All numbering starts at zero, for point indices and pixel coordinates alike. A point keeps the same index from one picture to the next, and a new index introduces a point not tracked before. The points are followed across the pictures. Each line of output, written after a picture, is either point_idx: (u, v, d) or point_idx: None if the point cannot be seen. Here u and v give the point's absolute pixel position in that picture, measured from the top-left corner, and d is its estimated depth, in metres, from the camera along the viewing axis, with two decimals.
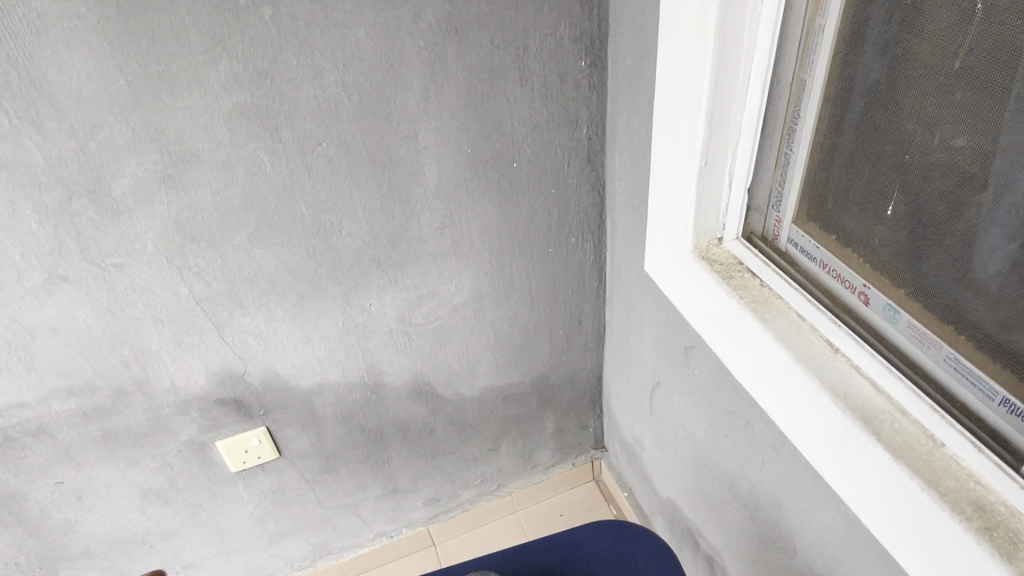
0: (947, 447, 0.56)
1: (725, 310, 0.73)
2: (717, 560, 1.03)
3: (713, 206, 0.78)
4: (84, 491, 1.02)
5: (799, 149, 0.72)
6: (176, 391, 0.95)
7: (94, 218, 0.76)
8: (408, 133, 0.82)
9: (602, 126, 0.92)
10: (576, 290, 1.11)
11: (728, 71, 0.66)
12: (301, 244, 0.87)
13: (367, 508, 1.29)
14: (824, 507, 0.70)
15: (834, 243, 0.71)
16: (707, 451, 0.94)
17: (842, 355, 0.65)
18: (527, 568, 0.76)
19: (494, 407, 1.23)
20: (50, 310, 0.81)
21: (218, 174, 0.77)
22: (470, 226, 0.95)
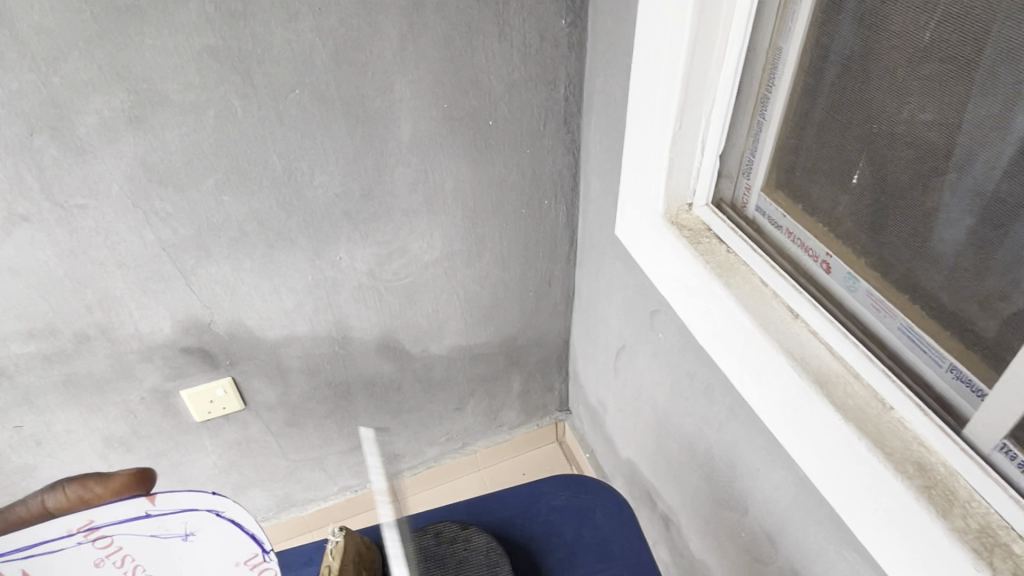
0: (894, 410, 0.59)
1: (692, 275, 0.74)
2: (672, 519, 1.06)
3: (685, 171, 0.78)
4: (43, 435, 1.01)
5: (771, 117, 0.73)
6: (140, 337, 0.94)
7: (56, 156, 0.74)
8: (384, 85, 0.81)
9: (580, 88, 0.92)
10: (547, 252, 1.11)
11: (706, 35, 0.67)
12: (271, 193, 0.86)
13: (332, 461, 1.30)
14: (776, 467, 0.73)
15: (800, 212, 0.72)
16: (667, 413, 0.96)
17: (801, 321, 0.67)
18: (487, 519, 0.78)
19: (462, 366, 1.24)
20: (9, 249, 0.79)
21: (187, 116, 0.76)
22: (443, 183, 0.95)
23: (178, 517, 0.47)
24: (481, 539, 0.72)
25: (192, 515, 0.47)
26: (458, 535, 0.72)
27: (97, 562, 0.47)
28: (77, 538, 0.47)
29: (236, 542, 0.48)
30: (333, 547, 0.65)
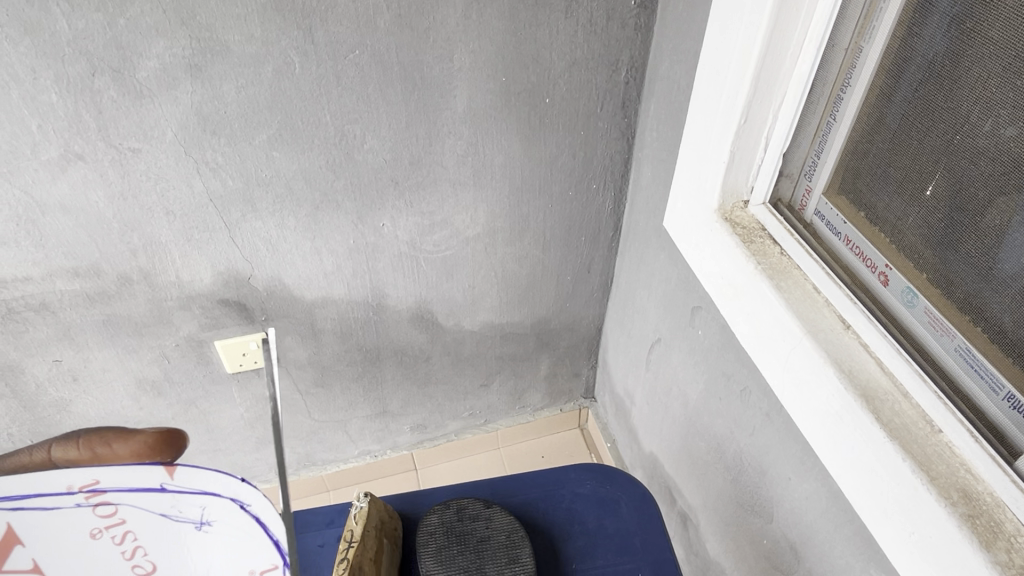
0: (943, 434, 0.56)
1: (740, 274, 0.72)
2: (691, 517, 1.06)
3: (745, 167, 0.76)
4: (80, 372, 1.03)
5: (844, 118, 0.70)
6: (181, 285, 0.95)
7: (115, 98, 0.74)
8: (444, 53, 0.80)
9: (642, 72, 0.89)
10: (590, 237, 1.10)
11: (784, 27, 0.64)
12: (321, 153, 0.85)
13: (355, 425, 1.31)
14: (809, 479, 0.71)
15: (861, 220, 0.70)
16: (698, 411, 0.95)
17: (853, 332, 0.65)
18: (509, 499, 0.78)
19: (491, 344, 1.24)
20: (62, 187, 0.80)
21: (245, 69, 0.75)
22: (493, 157, 0.93)
23: (196, 500, 0.46)
24: (503, 519, 0.72)
25: (212, 500, 0.46)
26: (482, 512, 0.72)
27: (95, 532, 0.45)
28: (79, 499, 0.45)
29: (255, 537, 0.45)
30: (356, 512, 0.65)
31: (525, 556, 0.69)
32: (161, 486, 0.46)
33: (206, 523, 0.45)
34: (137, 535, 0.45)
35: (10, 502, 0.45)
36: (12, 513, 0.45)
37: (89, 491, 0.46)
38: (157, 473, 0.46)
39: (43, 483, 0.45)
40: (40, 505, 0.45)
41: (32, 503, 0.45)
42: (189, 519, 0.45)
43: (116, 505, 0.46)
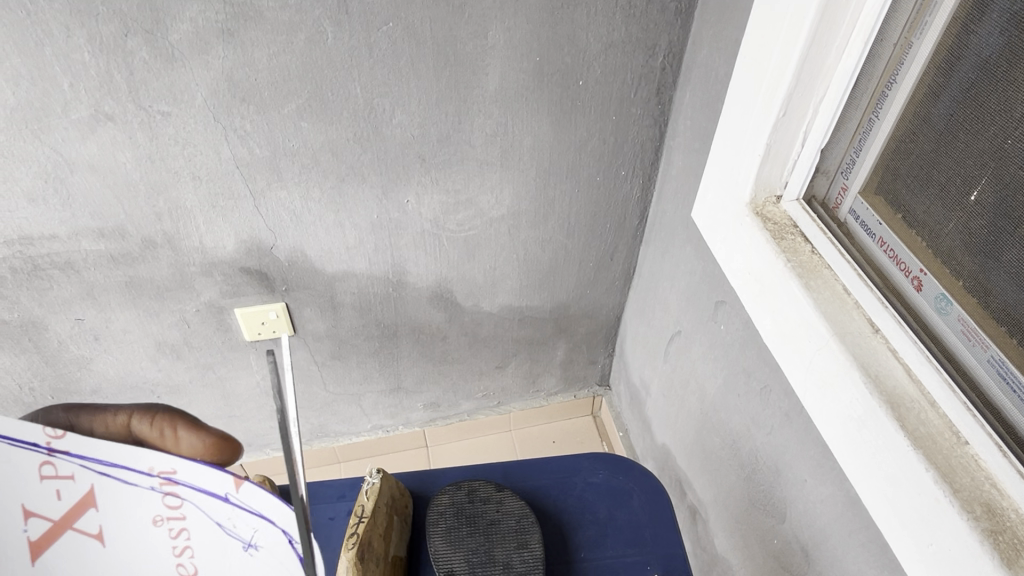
0: (970, 445, 0.55)
1: (769, 271, 0.71)
2: (701, 512, 1.05)
3: (780, 161, 0.74)
4: (101, 331, 1.04)
5: (886, 116, 0.68)
6: (204, 251, 0.95)
7: (146, 60, 0.74)
8: (478, 29, 0.79)
9: (679, 58, 0.87)
10: (615, 225, 1.08)
11: (832, 19, 0.62)
12: (350, 126, 0.85)
13: (369, 400, 1.32)
14: (825, 482, 0.70)
15: (898, 223, 0.68)
16: (715, 406, 0.94)
17: (881, 336, 0.63)
18: (521, 484, 0.78)
19: (509, 326, 1.23)
20: (91, 146, 0.80)
21: (278, 36, 0.74)
22: (522, 139, 0.92)
23: (250, 519, 0.40)
24: (514, 504, 0.72)
25: (264, 525, 0.40)
26: (493, 496, 0.72)
27: (156, 519, 0.40)
28: (152, 483, 0.40)
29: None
30: (368, 488, 0.65)
31: (534, 542, 0.69)
32: (224, 496, 0.40)
33: (252, 549, 0.40)
34: (191, 535, 0.40)
35: (93, 464, 0.40)
36: (95, 475, 0.40)
37: (165, 478, 0.40)
38: (223, 482, 0.41)
39: (135, 455, 0.41)
40: (121, 477, 0.40)
41: (116, 472, 0.40)
42: (237, 537, 0.40)
43: (183, 500, 0.40)
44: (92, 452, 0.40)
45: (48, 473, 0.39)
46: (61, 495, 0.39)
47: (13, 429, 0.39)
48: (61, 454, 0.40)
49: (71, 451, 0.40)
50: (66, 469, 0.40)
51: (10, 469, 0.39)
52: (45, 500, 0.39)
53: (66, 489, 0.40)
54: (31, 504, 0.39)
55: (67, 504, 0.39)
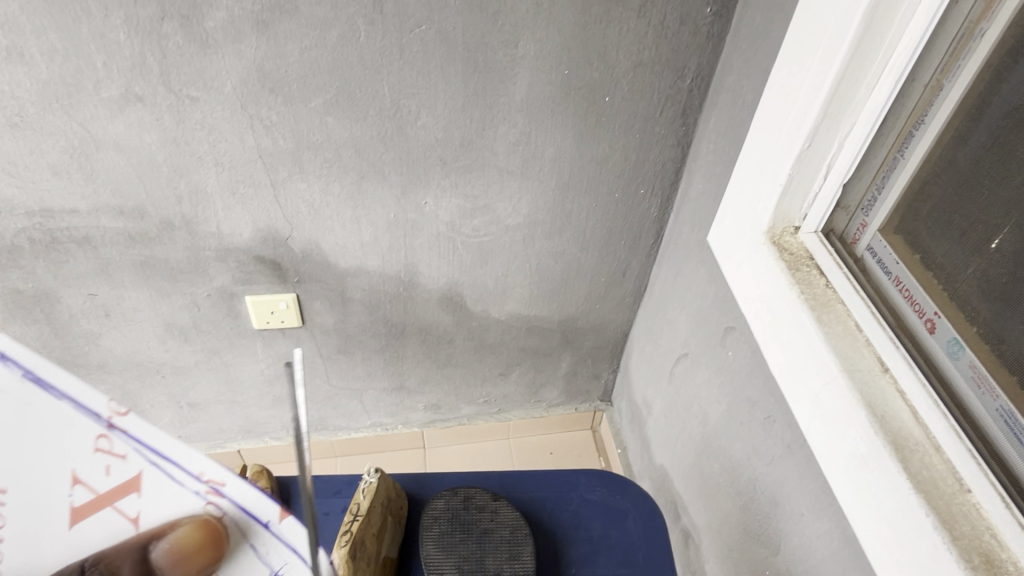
0: (972, 494, 0.54)
1: (782, 301, 0.71)
2: (694, 535, 1.05)
3: (801, 193, 0.74)
4: (112, 308, 1.05)
5: (912, 156, 0.68)
6: (220, 236, 0.96)
7: (180, 45, 0.74)
8: (510, 39, 0.79)
9: (707, 81, 0.87)
10: (630, 241, 1.08)
11: (864, 54, 0.62)
12: (374, 124, 0.85)
13: (371, 397, 1.32)
14: (823, 517, 0.69)
15: (916, 264, 0.68)
16: (717, 432, 0.93)
17: (890, 376, 0.62)
18: (517, 495, 0.78)
19: (516, 334, 1.23)
20: (119, 125, 0.81)
21: (311, 31, 0.75)
22: (544, 149, 0.92)
23: (285, 552, 0.37)
24: (509, 514, 0.72)
25: (297, 561, 0.37)
26: (488, 505, 0.72)
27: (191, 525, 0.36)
28: (198, 489, 0.36)
29: None
30: (365, 487, 0.65)
31: (526, 554, 0.69)
32: (265, 522, 0.37)
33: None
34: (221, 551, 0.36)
35: (148, 451, 0.35)
36: (148, 463, 0.35)
37: (213, 489, 0.36)
38: (267, 509, 0.37)
39: (186, 455, 0.35)
40: (172, 472, 0.35)
41: (170, 466, 0.35)
42: (265, 565, 0.37)
43: (224, 514, 0.36)
44: (151, 437, 0.35)
45: (101, 447, 0.34)
46: (109, 472, 0.34)
47: (78, 391, 0.33)
48: (118, 431, 0.34)
49: (130, 431, 0.34)
50: (121, 447, 0.34)
51: (65, 432, 0.33)
52: (94, 471, 0.34)
53: (116, 466, 0.34)
54: (82, 469, 0.34)
55: (114, 482, 0.34)
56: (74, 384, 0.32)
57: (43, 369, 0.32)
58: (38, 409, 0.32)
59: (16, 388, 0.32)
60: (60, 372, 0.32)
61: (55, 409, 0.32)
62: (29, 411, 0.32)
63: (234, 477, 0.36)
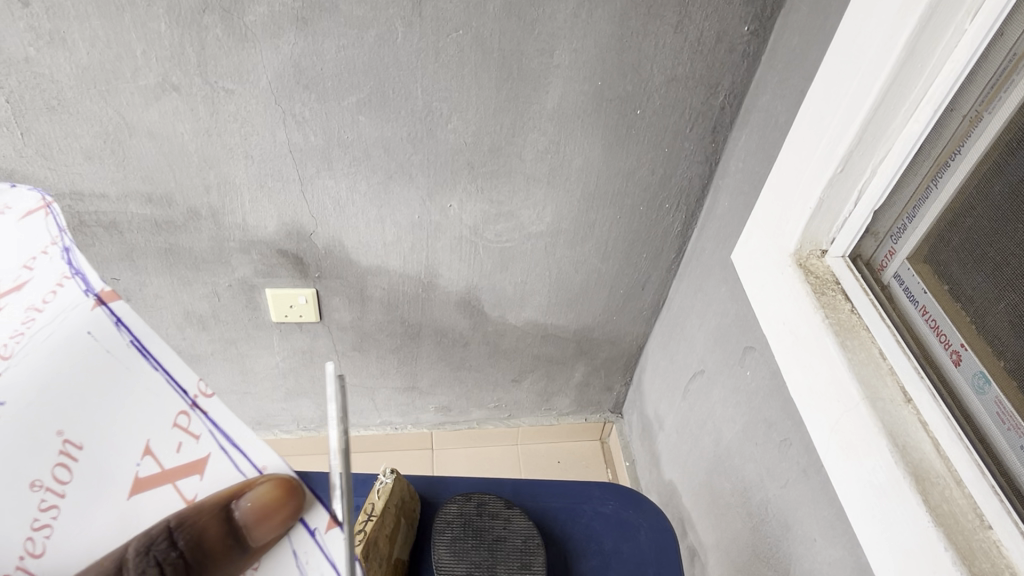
0: (993, 531, 0.53)
1: (806, 325, 0.70)
2: (700, 553, 1.04)
3: (830, 217, 0.74)
4: (133, 293, 1.06)
5: (945, 187, 0.67)
6: (245, 228, 0.97)
7: (220, 37, 0.75)
8: (545, 48, 0.79)
9: (739, 100, 0.87)
10: (651, 255, 1.08)
11: (904, 83, 0.62)
12: (405, 125, 0.86)
13: (382, 395, 1.32)
14: (836, 544, 0.69)
15: (944, 295, 0.67)
16: (730, 451, 0.93)
17: (912, 407, 0.62)
18: (529, 503, 0.78)
19: (531, 341, 1.23)
20: (153, 114, 0.82)
21: (349, 30, 0.75)
22: (572, 159, 0.92)
23: (325, 568, 0.33)
24: (522, 523, 0.71)
25: None
26: (501, 512, 0.72)
27: None
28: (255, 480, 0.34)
29: None
30: (380, 487, 0.65)
31: (537, 564, 0.69)
32: (311, 530, 0.33)
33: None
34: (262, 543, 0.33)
35: (221, 435, 0.34)
36: (218, 448, 0.34)
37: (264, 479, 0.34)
38: (316, 515, 0.33)
39: (253, 442, 0.34)
40: (237, 460, 0.34)
41: (237, 453, 0.34)
42: None
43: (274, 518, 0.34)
44: (226, 422, 0.34)
45: (179, 423, 0.33)
46: (180, 449, 0.33)
47: (170, 363, 0.34)
48: (199, 411, 0.33)
49: (209, 413, 0.33)
50: (197, 427, 0.33)
51: (152, 401, 0.34)
52: (165, 446, 0.33)
53: (186, 445, 0.33)
54: (155, 442, 0.33)
55: (181, 460, 0.33)
56: (173, 356, 0.34)
57: (148, 336, 0.34)
58: (135, 375, 0.34)
59: (118, 350, 0.34)
60: (163, 345, 0.34)
61: (149, 376, 0.34)
62: (122, 374, 0.34)
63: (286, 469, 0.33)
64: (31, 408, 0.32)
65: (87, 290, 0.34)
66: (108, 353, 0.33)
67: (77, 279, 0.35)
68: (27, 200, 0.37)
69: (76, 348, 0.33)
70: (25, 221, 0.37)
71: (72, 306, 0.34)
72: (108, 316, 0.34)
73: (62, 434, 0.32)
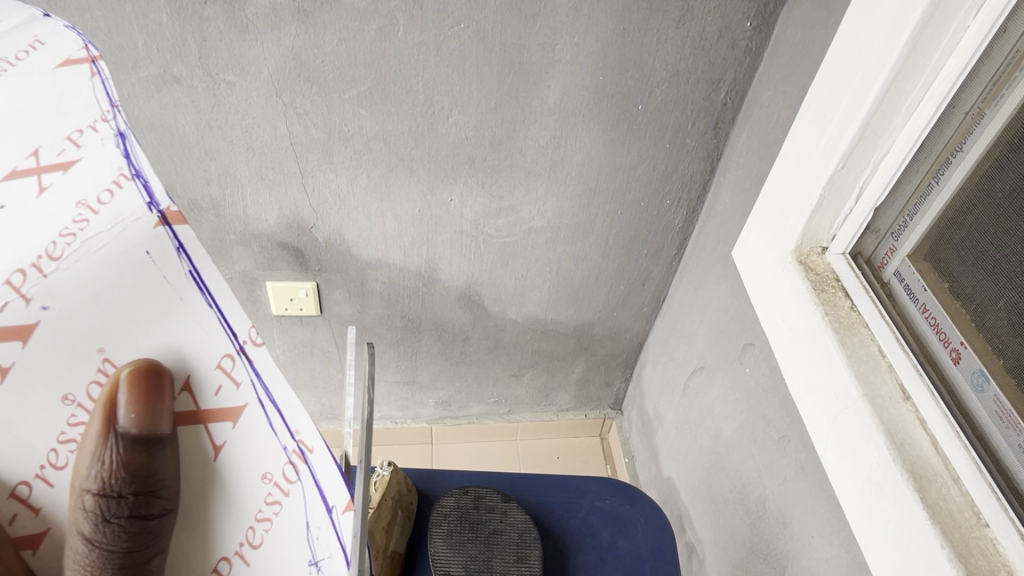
0: (990, 529, 0.53)
1: (806, 322, 0.70)
2: (698, 549, 1.04)
3: (831, 214, 0.74)
4: None
5: (946, 184, 0.67)
6: (246, 221, 0.97)
7: (221, 29, 0.75)
8: (547, 42, 0.79)
9: (741, 95, 0.87)
10: (653, 251, 1.08)
11: (905, 78, 0.61)
12: (406, 119, 0.86)
13: (382, 389, 1.33)
14: (831, 541, 0.69)
15: (944, 293, 0.67)
16: (728, 448, 0.93)
17: (911, 404, 0.62)
18: (526, 498, 0.78)
19: (531, 337, 1.23)
20: (155, 105, 0.82)
21: (351, 23, 0.75)
22: (573, 154, 0.92)
23: (333, 545, 0.36)
24: (518, 516, 0.72)
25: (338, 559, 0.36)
26: (498, 506, 0.72)
27: (266, 476, 0.37)
28: (287, 445, 0.36)
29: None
30: (377, 480, 0.65)
31: (533, 558, 0.69)
32: (329, 507, 0.36)
33: (316, 569, 0.37)
34: (280, 513, 0.37)
35: (262, 388, 0.36)
36: (256, 400, 0.36)
37: (299, 451, 0.36)
38: (337, 495, 0.36)
39: (292, 409, 0.36)
40: (271, 416, 0.36)
41: (273, 411, 0.36)
42: (311, 549, 0.36)
43: (298, 480, 0.36)
44: (267, 376, 0.36)
45: (223, 365, 0.36)
46: (219, 392, 0.36)
47: (226, 307, 0.35)
48: (244, 358, 0.36)
49: (253, 361, 0.36)
50: (239, 374, 0.36)
51: (202, 337, 0.36)
52: (205, 386, 0.36)
53: (226, 390, 0.36)
54: (197, 378, 0.36)
55: (219, 401, 0.36)
56: (230, 300, 0.35)
57: (208, 271, 0.34)
58: (188, 308, 0.35)
59: (175, 279, 0.34)
60: (219, 279, 0.35)
61: (203, 314, 0.35)
62: (176, 303, 0.35)
63: (325, 447, 0.36)
64: (68, 317, 0.34)
65: (152, 205, 0.34)
66: (168, 281, 0.34)
67: (140, 184, 0.34)
68: (68, 46, 0.35)
69: (130, 266, 0.34)
70: (65, 72, 0.34)
71: (132, 216, 0.34)
72: (169, 239, 0.34)
73: (102, 351, 0.35)
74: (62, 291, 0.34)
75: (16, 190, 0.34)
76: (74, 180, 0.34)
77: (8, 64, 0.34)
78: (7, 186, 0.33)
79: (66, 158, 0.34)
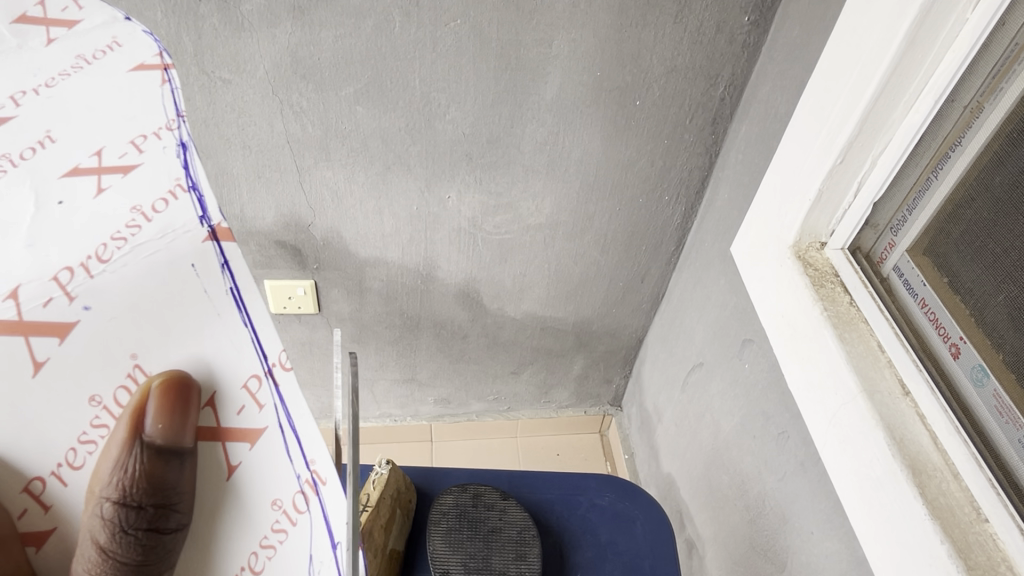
0: (989, 523, 0.53)
1: (804, 317, 0.70)
2: (698, 545, 1.04)
3: (830, 209, 0.73)
4: None
5: (945, 178, 0.67)
6: (243, 219, 0.97)
7: (216, 26, 0.75)
8: (544, 37, 0.79)
9: (739, 90, 0.86)
10: (651, 248, 1.07)
11: (904, 72, 0.61)
12: (403, 116, 0.85)
13: (381, 387, 1.32)
14: (832, 537, 0.69)
15: (943, 288, 0.67)
16: (728, 444, 0.93)
17: (910, 399, 0.62)
18: (525, 495, 0.77)
19: (530, 334, 1.23)
20: None
21: (346, 20, 0.75)
22: (571, 150, 0.92)
23: None
24: (518, 513, 0.71)
25: None
26: (497, 503, 0.72)
27: (275, 503, 0.34)
28: (301, 473, 0.34)
29: None
30: (375, 478, 0.65)
31: (532, 555, 0.69)
32: (334, 543, 0.35)
33: None
34: (286, 542, 0.35)
35: (284, 413, 0.33)
36: (276, 424, 0.34)
37: (312, 481, 0.34)
38: (343, 530, 0.35)
39: (312, 437, 0.33)
40: (292, 445, 0.34)
41: (292, 438, 0.34)
42: None
43: (307, 510, 0.34)
44: (291, 401, 0.33)
45: (250, 386, 0.33)
46: (243, 412, 0.34)
47: (262, 329, 0.33)
48: (271, 380, 0.33)
49: (281, 386, 0.33)
50: (265, 397, 0.33)
51: (236, 356, 0.33)
52: (230, 403, 0.34)
53: (249, 410, 0.34)
54: (224, 395, 0.34)
55: (241, 421, 0.34)
56: (267, 321, 0.33)
57: (249, 290, 0.32)
58: (225, 326, 0.33)
59: (215, 293, 0.32)
60: (259, 300, 0.32)
61: (238, 331, 0.33)
62: (213, 318, 0.33)
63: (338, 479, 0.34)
64: (105, 321, 0.32)
65: (203, 219, 0.31)
66: (208, 294, 0.32)
67: (195, 197, 0.32)
68: (142, 50, 0.32)
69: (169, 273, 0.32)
70: (137, 76, 0.32)
71: (182, 225, 0.31)
72: (215, 254, 0.32)
73: (134, 359, 0.32)
74: (99, 291, 0.31)
75: (69, 186, 0.31)
76: (130, 184, 0.31)
77: (83, 62, 0.32)
78: (63, 183, 0.31)
79: (127, 161, 0.32)
